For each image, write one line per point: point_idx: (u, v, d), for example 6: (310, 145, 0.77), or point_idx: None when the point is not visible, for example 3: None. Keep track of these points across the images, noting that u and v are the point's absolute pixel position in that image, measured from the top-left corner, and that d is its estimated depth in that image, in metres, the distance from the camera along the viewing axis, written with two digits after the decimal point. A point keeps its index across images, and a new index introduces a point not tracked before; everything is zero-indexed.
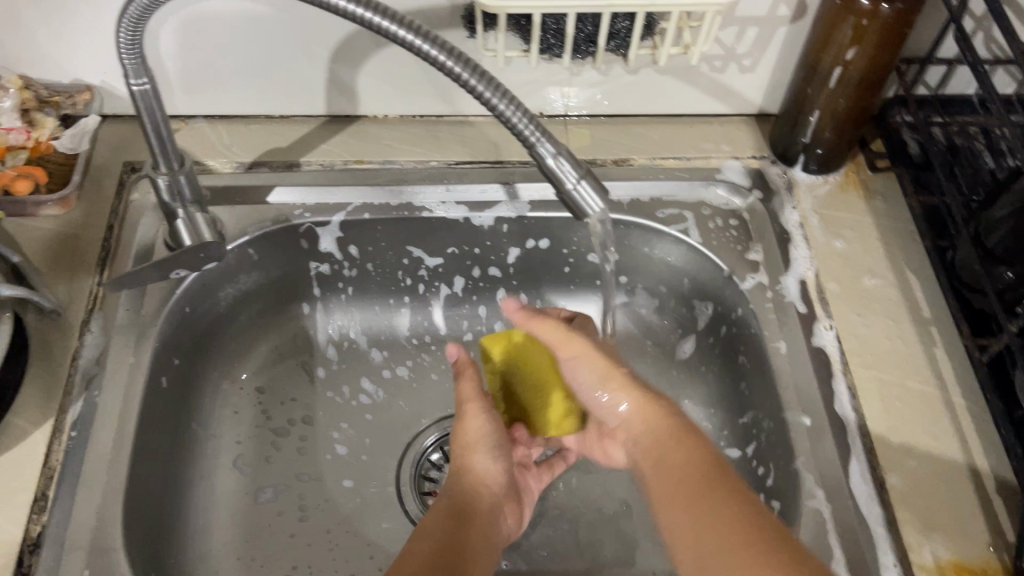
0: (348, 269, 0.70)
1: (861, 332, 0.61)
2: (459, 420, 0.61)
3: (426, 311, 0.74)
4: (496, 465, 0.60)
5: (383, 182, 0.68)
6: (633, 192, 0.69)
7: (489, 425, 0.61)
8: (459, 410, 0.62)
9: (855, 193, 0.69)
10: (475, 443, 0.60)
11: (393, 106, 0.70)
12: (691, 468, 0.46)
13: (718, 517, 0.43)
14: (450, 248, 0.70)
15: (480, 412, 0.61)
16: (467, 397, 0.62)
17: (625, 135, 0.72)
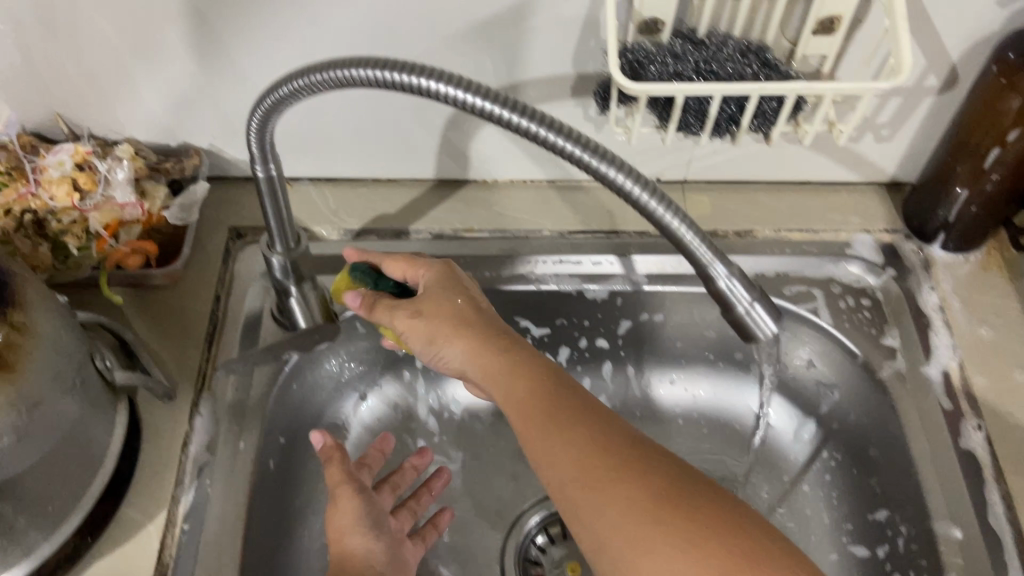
0: None
1: (1014, 433, 0.57)
2: (331, 509, 0.53)
3: None
4: (375, 542, 0.52)
5: (495, 252, 0.65)
6: (756, 267, 0.65)
7: (358, 511, 0.53)
8: (331, 496, 0.53)
9: (999, 274, 0.64)
10: (347, 527, 0.52)
11: (505, 171, 0.67)
12: (605, 453, 0.42)
13: (644, 512, 0.39)
14: (560, 318, 0.67)
15: (349, 493, 0.53)
16: (337, 483, 0.53)
17: (746, 203, 0.68)
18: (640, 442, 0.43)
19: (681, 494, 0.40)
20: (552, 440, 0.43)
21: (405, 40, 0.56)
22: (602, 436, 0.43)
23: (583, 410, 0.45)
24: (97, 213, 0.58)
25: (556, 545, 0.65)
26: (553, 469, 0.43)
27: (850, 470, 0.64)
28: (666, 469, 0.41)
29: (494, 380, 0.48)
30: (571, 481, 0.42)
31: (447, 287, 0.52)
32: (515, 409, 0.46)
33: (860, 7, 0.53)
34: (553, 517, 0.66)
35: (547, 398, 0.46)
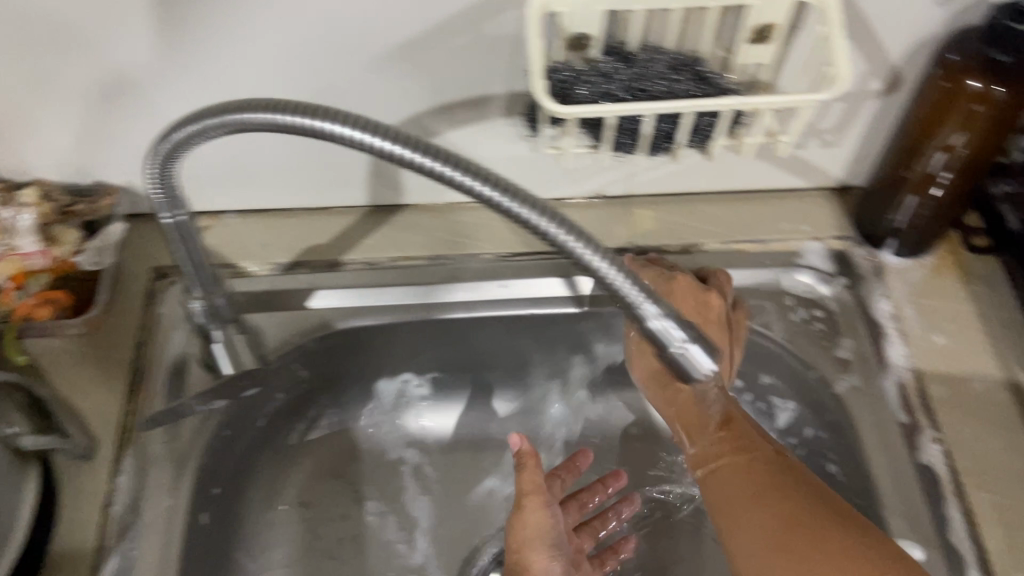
0: (414, 384, 0.68)
1: (973, 445, 0.55)
2: (517, 515, 0.55)
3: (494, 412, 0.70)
4: (555, 565, 0.54)
5: (433, 279, 0.62)
6: (707, 281, 0.63)
7: (548, 522, 0.55)
8: (518, 502, 0.55)
9: (952, 277, 0.62)
10: (534, 537, 0.54)
11: (441, 193, 0.64)
12: (810, 506, 0.47)
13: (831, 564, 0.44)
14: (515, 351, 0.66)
15: (542, 504, 0.55)
16: (530, 491, 0.55)
17: (693, 216, 0.66)
18: (854, 519, 0.46)
19: (882, 543, 0.45)
20: (768, 496, 0.49)
21: (322, 67, 0.53)
22: (813, 493, 0.48)
23: (796, 483, 0.49)
24: (0, 263, 0.56)
25: None
26: (752, 551, 0.47)
27: None
28: (879, 538, 0.45)
29: (696, 431, 0.54)
30: (788, 538, 0.46)
31: (699, 307, 0.58)
32: (717, 490, 0.51)
33: (796, 14, 0.51)
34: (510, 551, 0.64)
35: (781, 471, 0.50)
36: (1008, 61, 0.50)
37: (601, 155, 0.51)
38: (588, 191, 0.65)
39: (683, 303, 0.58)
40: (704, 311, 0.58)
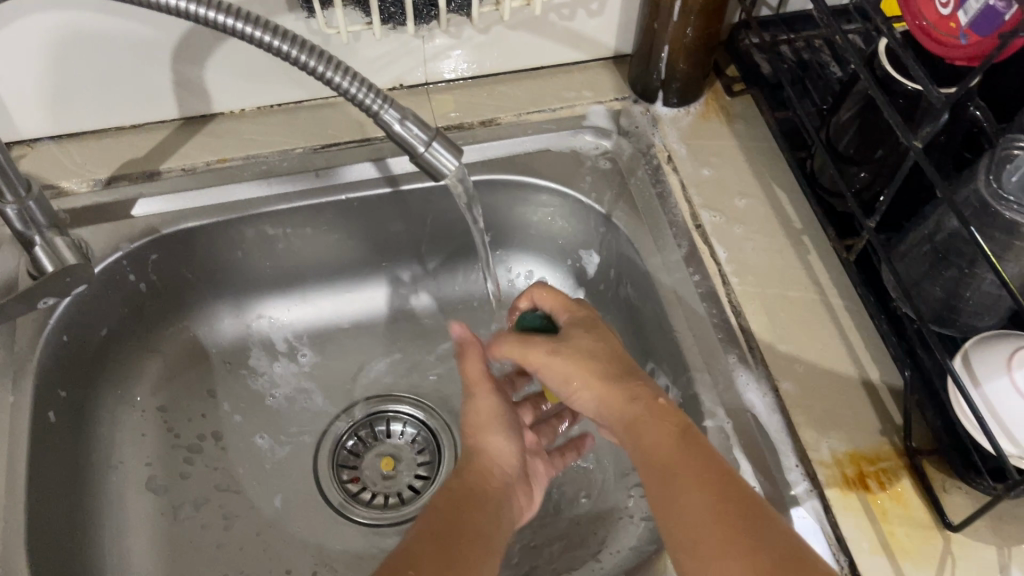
0: (257, 284, 0.71)
1: (738, 251, 0.63)
2: (470, 402, 0.59)
3: (344, 304, 0.73)
4: (509, 444, 0.57)
5: (249, 176, 0.66)
6: (504, 150, 0.69)
7: (497, 407, 0.58)
8: (469, 392, 0.59)
9: (717, 120, 0.71)
10: (487, 420, 0.58)
11: (248, 97, 0.68)
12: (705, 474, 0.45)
13: (737, 549, 0.41)
14: (345, 243, 0.70)
15: (492, 394, 0.59)
16: (477, 380, 0.59)
17: (488, 95, 0.72)
18: (768, 515, 0.43)
19: (793, 541, 0.42)
20: (685, 468, 0.45)
21: None
22: (718, 464, 0.45)
23: (709, 452, 0.46)
24: None
25: (368, 446, 0.70)
26: (683, 517, 0.43)
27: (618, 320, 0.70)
28: (784, 533, 0.42)
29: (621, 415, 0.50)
30: (705, 520, 0.43)
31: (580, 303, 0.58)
32: (648, 444, 0.47)
33: None
34: (362, 421, 0.70)
35: (681, 427, 0.48)
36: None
37: (373, 28, 0.56)
38: (388, 81, 0.70)
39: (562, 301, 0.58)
40: (589, 311, 0.57)
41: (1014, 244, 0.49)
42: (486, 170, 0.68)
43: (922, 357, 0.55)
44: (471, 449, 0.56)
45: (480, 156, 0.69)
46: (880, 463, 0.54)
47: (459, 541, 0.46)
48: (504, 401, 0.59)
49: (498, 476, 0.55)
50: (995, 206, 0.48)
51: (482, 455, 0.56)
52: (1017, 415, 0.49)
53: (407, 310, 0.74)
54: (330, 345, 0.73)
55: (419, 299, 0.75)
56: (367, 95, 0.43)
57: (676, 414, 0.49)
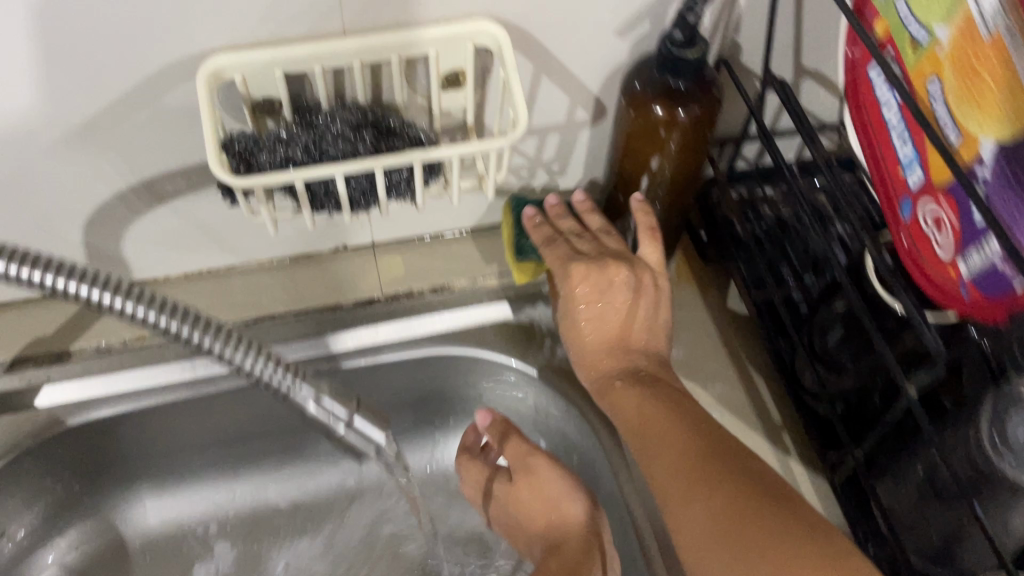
0: (183, 466, 0.64)
1: None
2: (532, 476, 0.59)
3: (283, 482, 0.67)
4: (583, 508, 0.57)
5: (171, 357, 0.59)
6: (454, 323, 0.63)
7: (557, 478, 0.58)
8: (526, 466, 0.59)
9: (687, 287, 0.65)
10: (551, 501, 0.58)
11: (173, 264, 0.62)
12: (707, 454, 0.48)
13: (717, 499, 0.45)
14: (281, 421, 0.63)
15: (548, 465, 0.58)
16: (531, 453, 0.59)
17: (441, 256, 0.66)
18: (758, 473, 0.47)
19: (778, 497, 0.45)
20: (670, 454, 0.49)
21: None
22: (709, 445, 0.49)
23: (711, 441, 0.49)
24: None
25: None
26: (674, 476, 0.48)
27: None
28: (787, 508, 0.44)
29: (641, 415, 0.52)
30: (682, 478, 0.47)
31: (612, 296, 0.56)
32: (631, 416, 0.52)
33: (481, 61, 0.52)
34: None
35: (656, 414, 0.51)
36: (684, 88, 0.51)
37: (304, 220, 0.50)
38: (330, 243, 0.64)
39: (590, 314, 0.57)
40: (618, 345, 0.56)
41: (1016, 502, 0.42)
42: (436, 343, 0.62)
43: None
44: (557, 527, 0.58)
45: (427, 330, 0.62)
46: None
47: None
48: (559, 468, 0.58)
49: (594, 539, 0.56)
50: (994, 460, 0.42)
51: (570, 545, 0.56)
52: None
53: (351, 485, 0.68)
54: (263, 528, 0.66)
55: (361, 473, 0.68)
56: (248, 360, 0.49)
57: (674, 411, 0.51)
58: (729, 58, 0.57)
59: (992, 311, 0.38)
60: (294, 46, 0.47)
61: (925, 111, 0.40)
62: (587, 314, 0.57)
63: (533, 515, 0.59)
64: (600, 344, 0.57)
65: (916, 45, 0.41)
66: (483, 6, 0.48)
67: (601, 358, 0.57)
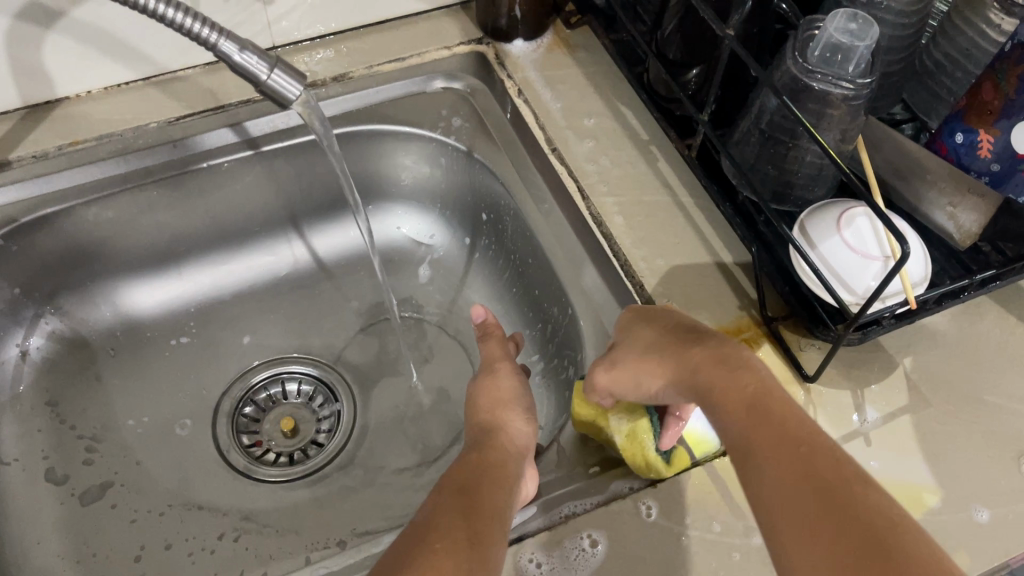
0: (131, 267, 0.70)
1: (589, 168, 0.67)
2: (490, 375, 0.61)
3: (219, 271, 0.73)
4: (528, 427, 0.57)
5: (105, 155, 0.66)
6: (360, 103, 0.71)
7: (516, 385, 0.61)
8: (491, 367, 0.62)
9: (561, 52, 0.74)
10: (505, 399, 0.59)
11: (92, 78, 0.67)
12: (820, 454, 0.40)
13: (820, 510, 0.37)
14: (215, 212, 0.71)
15: (511, 376, 0.61)
16: (498, 358, 0.63)
17: (338, 52, 0.73)
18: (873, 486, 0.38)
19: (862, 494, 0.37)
20: (765, 458, 0.41)
21: None
22: (804, 442, 0.41)
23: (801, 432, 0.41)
24: None
25: (265, 411, 0.71)
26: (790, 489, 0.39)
27: (494, 254, 0.73)
28: (879, 508, 0.37)
29: (739, 417, 0.44)
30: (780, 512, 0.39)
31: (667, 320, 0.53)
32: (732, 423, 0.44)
33: None
34: (256, 389, 0.71)
35: (760, 412, 0.43)
36: None
37: None
38: None
39: (639, 341, 0.52)
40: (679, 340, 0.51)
41: (827, 111, 0.54)
42: (347, 122, 0.70)
43: (765, 234, 0.60)
44: (490, 427, 0.56)
45: (337, 110, 0.71)
46: (742, 335, 0.58)
47: (476, 519, 0.44)
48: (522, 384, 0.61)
49: (521, 453, 0.54)
50: (806, 81, 0.53)
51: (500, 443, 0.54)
52: (848, 267, 0.54)
53: (287, 274, 0.75)
54: (213, 317, 0.73)
55: (293, 261, 0.75)
56: (201, 27, 0.43)
57: (766, 403, 0.44)
58: None
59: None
60: None
61: None
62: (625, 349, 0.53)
63: (475, 412, 0.59)
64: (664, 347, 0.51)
65: None
66: None
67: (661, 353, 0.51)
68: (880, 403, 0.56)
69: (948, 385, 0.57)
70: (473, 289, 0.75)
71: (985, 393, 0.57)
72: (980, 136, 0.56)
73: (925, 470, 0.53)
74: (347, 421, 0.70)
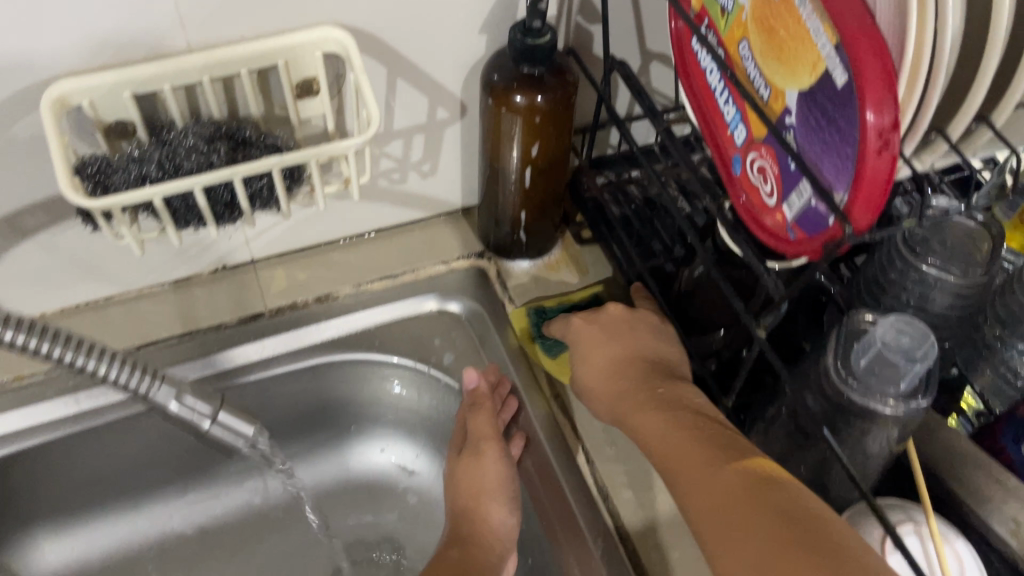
0: (79, 506, 0.63)
1: (597, 425, 0.59)
2: (476, 459, 0.58)
3: (181, 503, 0.66)
4: (512, 518, 0.56)
5: (51, 394, 0.59)
6: (344, 327, 0.64)
7: (502, 474, 0.57)
8: (477, 448, 0.58)
9: (570, 272, 0.68)
10: (490, 488, 0.57)
11: (48, 302, 0.61)
12: (731, 470, 0.43)
13: (737, 527, 0.40)
14: (176, 448, 0.63)
15: (494, 458, 0.58)
16: (486, 436, 0.58)
17: (323, 266, 0.66)
18: (781, 487, 0.41)
19: (770, 494, 0.41)
20: (646, 415, 0.50)
21: None
22: (735, 460, 0.44)
23: (675, 398, 0.50)
24: None
25: None
26: (706, 497, 0.43)
27: None
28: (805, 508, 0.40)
29: (666, 446, 0.47)
30: (714, 518, 0.42)
31: (617, 336, 0.55)
32: (660, 447, 0.48)
33: (334, 66, 0.54)
34: None
35: (692, 437, 0.46)
36: (540, 73, 0.53)
37: (167, 236, 0.51)
38: (208, 264, 0.64)
39: (592, 348, 0.56)
40: (628, 362, 0.54)
41: (869, 426, 0.46)
42: (328, 349, 0.64)
43: None
44: (469, 519, 0.56)
45: (318, 337, 0.64)
46: None
47: None
48: (509, 463, 0.58)
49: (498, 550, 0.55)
50: (843, 390, 0.46)
51: (482, 539, 0.55)
52: None
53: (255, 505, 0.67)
54: (170, 557, 0.65)
55: (261, 491, 0.67)
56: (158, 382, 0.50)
57: (688, 427, 0.47)
58: (576, 44, 0.59)
59: (872, 205, 0.37)
60: (138, 64, 0.48)
61: (740, 73, 0.44)
62: (597, 346, 0.55)
63: (458, 497, 0.58)
64: (613, 374, 0.54)
65: (726, 12, 0.44)
66: (328, 11, 0.51)
67: (611, 382, 0.54)
68: None
69: None
70: None
71: None
72: None
73: None
74: None
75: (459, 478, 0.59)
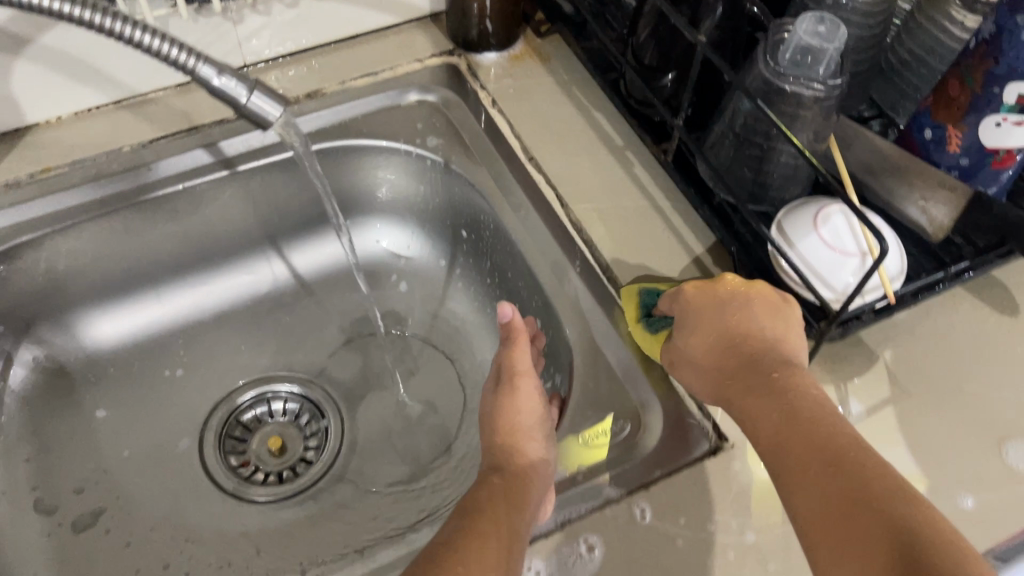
0: (110, 292, 0.69)
1: (567, 176, 0.68)
2: (510, 395, 0.58)
3: (199, 291, 0.73)
4: (548, 453, 0.54)
5: (78, 180, 0.65)
6: (336, 117, 0.71)
7: (536, 410, 0.57)
8: (511, 385, 0.59)
9: (533, 61, 0.76)
10: (525, 423, 0.56)
11: (64, 103, 0.67)
12: (845, 471, 0.41)
13: (842, 532, 0.39)
14: (193, 235, 0.70)
15: (529, 392, 0.58)
16: (520, 372, 0.59)
17: (309, 70, 0.73)
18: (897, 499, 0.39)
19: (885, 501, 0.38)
20: (761, 401, 0.47)
21: None
22: (846, 457, 0.42)
23: (791, 389, 0.47)
24: None
25: (254, 432, 0.71)
26: (810, 499, 0.41)
27: (472, 268, 0.74)
28: (915, 524, 0.37)
29: (778, 434, 0.45)
30: (819, 522, 0.40)
31: (722, 310, 0.52)
32: (768, 439, 0.45)
33: None
34: (241, 407, 0.71)
35: (803, 428, 0.44)
36: None
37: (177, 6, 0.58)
38: None
39: (704, 322, 0.52)
40: (731, 349, 0.51)
41: (797, 112, 0.55)
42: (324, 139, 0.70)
43: (744, 234, 0.61)
44: (504, 452, 0.54)
45: (313, 126, 0.71)
46: None
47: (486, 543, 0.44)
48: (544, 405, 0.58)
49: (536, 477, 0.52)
50: (776, 83, 0.54)
51: (516, 464, 0.52)
52: (829, 264, 0.55)
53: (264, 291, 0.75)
54: (196, 339, 0.73)
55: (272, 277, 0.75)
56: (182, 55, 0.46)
57: (805, 420, 0.45)
58: None
59: None
60: None
61: None
62: (705, 321, 0.53)
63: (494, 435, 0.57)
64: (718, 354, 0.51)
65: None
66: None
67: (720, 367, 0.51)
68: (863, 396, 0.57)
69: (928, 377, 0.58)
70: (455, 300, 0.76)
71: (966, 380, 0.58)
72: (948, 130, 0.58)
73: (911, 463, 0.54)
74: (336, 441, 0.70)
75: (493, 417, 0.58)
